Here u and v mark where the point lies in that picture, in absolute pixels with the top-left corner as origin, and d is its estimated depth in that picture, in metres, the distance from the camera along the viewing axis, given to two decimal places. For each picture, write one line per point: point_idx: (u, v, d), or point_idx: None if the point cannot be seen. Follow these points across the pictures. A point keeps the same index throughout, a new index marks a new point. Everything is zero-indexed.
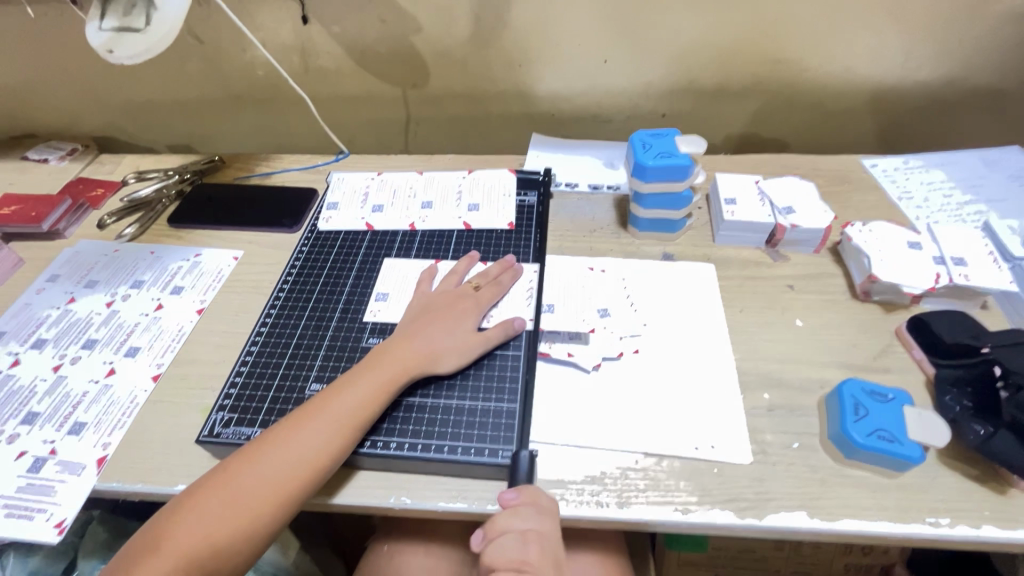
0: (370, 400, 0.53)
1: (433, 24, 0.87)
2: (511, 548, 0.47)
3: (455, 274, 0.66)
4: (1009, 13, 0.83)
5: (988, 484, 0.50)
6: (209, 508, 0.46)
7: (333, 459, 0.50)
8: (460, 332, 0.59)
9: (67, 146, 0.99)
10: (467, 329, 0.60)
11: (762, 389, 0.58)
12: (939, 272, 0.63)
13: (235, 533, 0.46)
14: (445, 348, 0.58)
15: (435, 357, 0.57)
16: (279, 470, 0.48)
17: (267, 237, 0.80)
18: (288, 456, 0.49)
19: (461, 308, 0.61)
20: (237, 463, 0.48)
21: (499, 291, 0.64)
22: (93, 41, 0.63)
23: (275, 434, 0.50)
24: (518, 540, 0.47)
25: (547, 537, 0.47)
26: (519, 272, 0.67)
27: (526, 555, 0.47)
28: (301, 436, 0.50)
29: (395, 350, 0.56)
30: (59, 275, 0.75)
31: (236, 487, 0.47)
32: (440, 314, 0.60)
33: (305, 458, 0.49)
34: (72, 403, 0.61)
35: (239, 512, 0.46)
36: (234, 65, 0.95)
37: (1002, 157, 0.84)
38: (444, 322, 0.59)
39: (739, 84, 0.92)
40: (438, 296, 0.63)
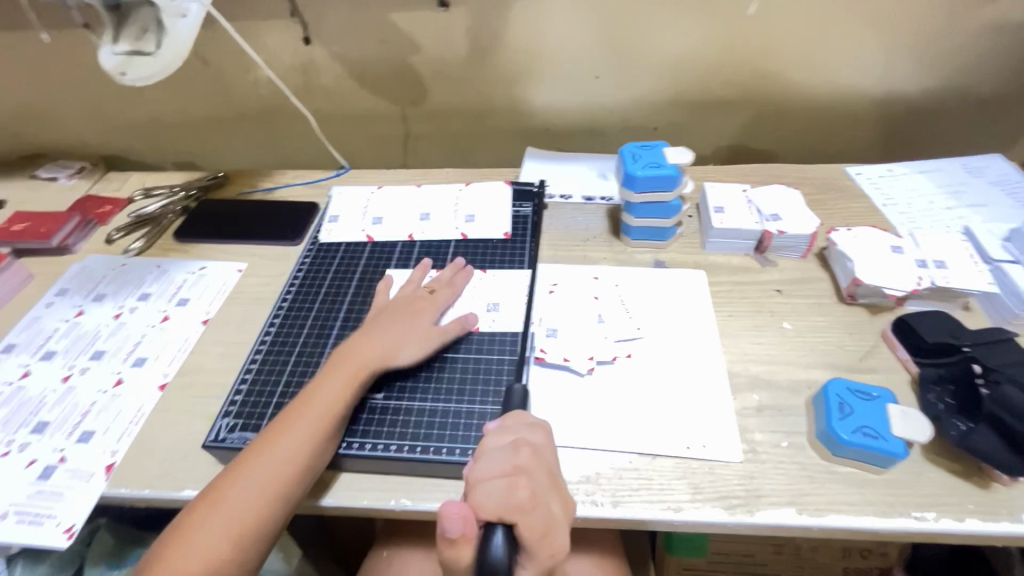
0: (346, 395, 0.55)
1: (431, 44, 0.91)
2: (500, 455, 0.42)
3: (410, 282, 0.68)
4: (983, 26, 0.86)
5: (972, 479, 0.52)
6: (212, 517, 0.48)
7: (320, 452, 0.52)
8: (420, 328, 0.62)
9: (75, 164, 1.02)
10: (423, 327, 0.62)
11: (751, 390, 0.60)
12: (921, 275, 0.65)
13: (240, 536, 0.48)
14: (402, 344, 0.60)
15: (395, 352, 0.59)
16: (271, 471, 0.50)
17: (270, 249, 0.82)
18: (279, 457, 0.51)
19: (417, 307, 0.64)
20: (232, 472, 0.50)
21: (452, 292, 0.68)
22: (104, 63, 0.66)
23: (257, 445, 0.52)
24: (509, 448, 0.43)
25: (538, 451, 0.44)
26: (470, 273, 0.71)
27: (519, 459, 0.42)
28: (286, 436, 0.52)
29: (353, 350, 0.59)
30: (68, 289, 0.77)
31: (235, 493, 0.49)
32: (395, 314, 0.63)
33: (294, 455, 0.51)
34: (81, 411, 0.62)
35: (240, 517, 0.48)
36: (238, 85, 0.98)
37: (983, 164, 0.86)
38: (402, 321, 0.62)
39: (726, 97, 0.96)
40: (392, 301, 0.66)
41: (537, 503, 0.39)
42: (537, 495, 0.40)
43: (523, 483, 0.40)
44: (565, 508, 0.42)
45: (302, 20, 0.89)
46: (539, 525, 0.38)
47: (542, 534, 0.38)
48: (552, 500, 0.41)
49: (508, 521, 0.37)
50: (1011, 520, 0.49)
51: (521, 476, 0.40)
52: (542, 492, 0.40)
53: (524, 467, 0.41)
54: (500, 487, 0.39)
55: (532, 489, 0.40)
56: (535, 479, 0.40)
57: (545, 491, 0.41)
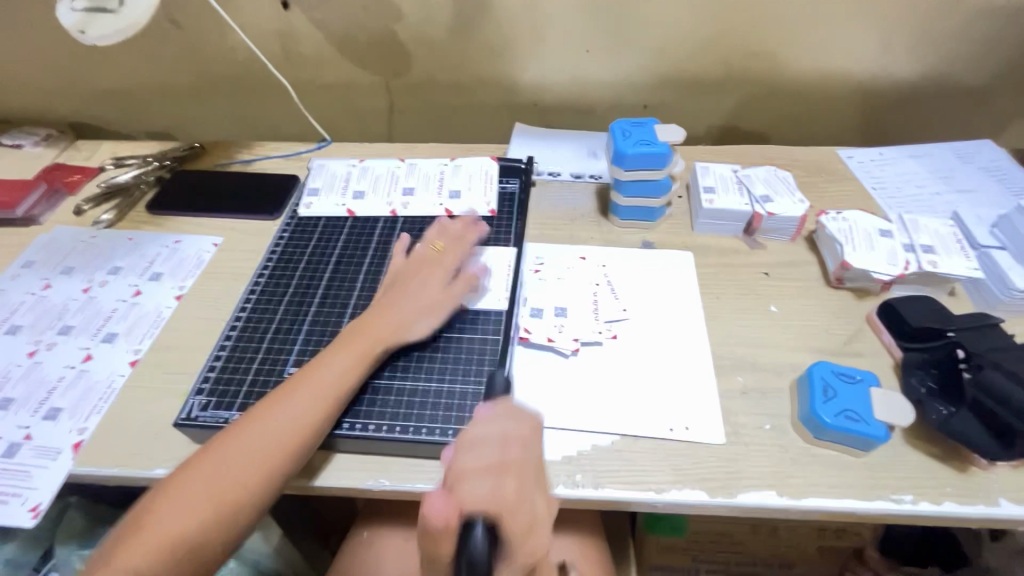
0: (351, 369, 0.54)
1: (417, 12, 0.87)
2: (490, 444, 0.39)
3: (425, 241, 0.67)
4: (981, 8, 0.84)
5: (950, 463, 0.52)
6: (197, 488, 0.46)
7: (312, 431, 0.50)
8: (431, 293, 0.61)
9: (42, 131, 0.97)
10: (435, 291, 0.61)
11: (736, 372, 0.60)
12: (908, 259, 0.64)
13: (219, 512, 0.46)
14: (417, 310, 0.59)
15: (405, 325, 0.58)
16: (262, 446, 0.48)
17: (248, 224, 0.79)
18: (270, 430, 0.49)
19: (431, 273, 0.63)
20: (221, 441, 0.49)
21: (466, 255, 0.66)
22: (63, 22, 0.62)
23: (256, 412, 0.51)
24: (498, 444, 0.40)
25: (527, 446, 0.41)
26: (483, 228, 0.69)
27: (506, 455, 0.38)
28: (281, 408, 0.50)
29: (371, 321, 0.58)
30: (34, 261, 0.74)
31: (222, 463, 0.47)
32: (410, 281, 0.62)
33: (287, 431, 0.49)
34: (47, 388, 0.60)
35: (224, 490, 0.46)
36: (215, 51, 0.94)
37: (973, 149, 0.86)
38: (412, 289, 0.61)
39: (720, 76, 0.93)
40: (407, 263, 0.65)
41: (525, 501, 0.36)
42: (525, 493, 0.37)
43: (511, 481, 0.37)
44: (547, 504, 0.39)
45: None
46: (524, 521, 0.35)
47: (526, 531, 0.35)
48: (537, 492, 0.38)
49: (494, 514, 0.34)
50: (987, 503, 0.49)
51: (508, 474, 0.37)
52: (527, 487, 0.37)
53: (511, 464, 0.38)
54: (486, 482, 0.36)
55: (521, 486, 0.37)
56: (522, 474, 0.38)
57: (531, 486, 0.38)
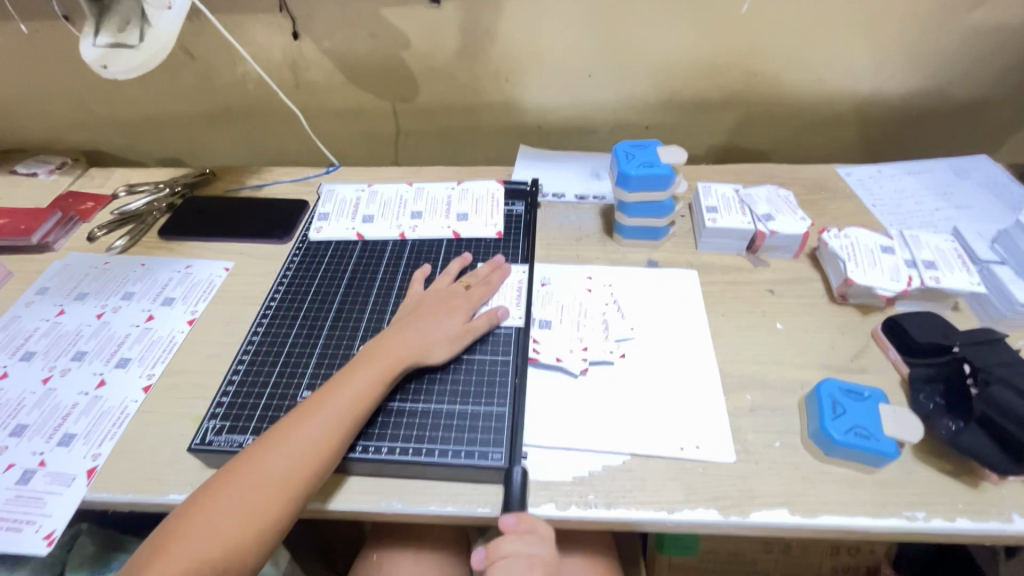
0: (372, 389, 0.55)
1: (423, 40, 0.89)
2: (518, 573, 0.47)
3: (447, 275, 0.69)
4: (973, 29, 0.87)
5: (962, 478, 0.52)
6: (218, 507, 0.47)
7: (331, 453, 0.50)
8: (452, 325, 0.61)
9: (56, 160, 0.99)
10: (457, 322, 0.62)
11: (744, 390, 0.60)
12: (911, 275, 0.65)
13: (240, 536, 0.46)
14: (437, 339, 0.60)
15: (427, 350, 0.59)
16: (281, 466, 0.49)
17: (258, 247, 0.81)
18: (289, 452, 0.49)
19: (453, 303, 0.64)
20: (243, 462, 0.50)
21: (489, 290, 0.67)
22: (86, 57, 0.64)
23: (275, 433, 0.51)
24: (524, 566, 0.47)
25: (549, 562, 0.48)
26: (508, 270, 0.70)
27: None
28: (302, 429, 0.51)
29: (391, 343, 0.58)
30: (48, 288, 0.75)
31: (245, 484, 0.48)
32: (434, 309, 0.63)
33: (306, 451, 0.50)
34: (61, 414, 0.61)
35: (248, 512, 0.47)
36: (226, 79, 0.97)
37: (970, 165, 0.87)
38: (437, 317, 0.62)
39: (719, 97, 0.96)
40: (429, 294, 0.66)
41: None
42: None
43: None
44: None
45: (291, 14, 0.87)
46: None
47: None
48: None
49: None
50: (1001, 519, 0.49)
51: None
52: None
53: None
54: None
55: None
56: None
57: None
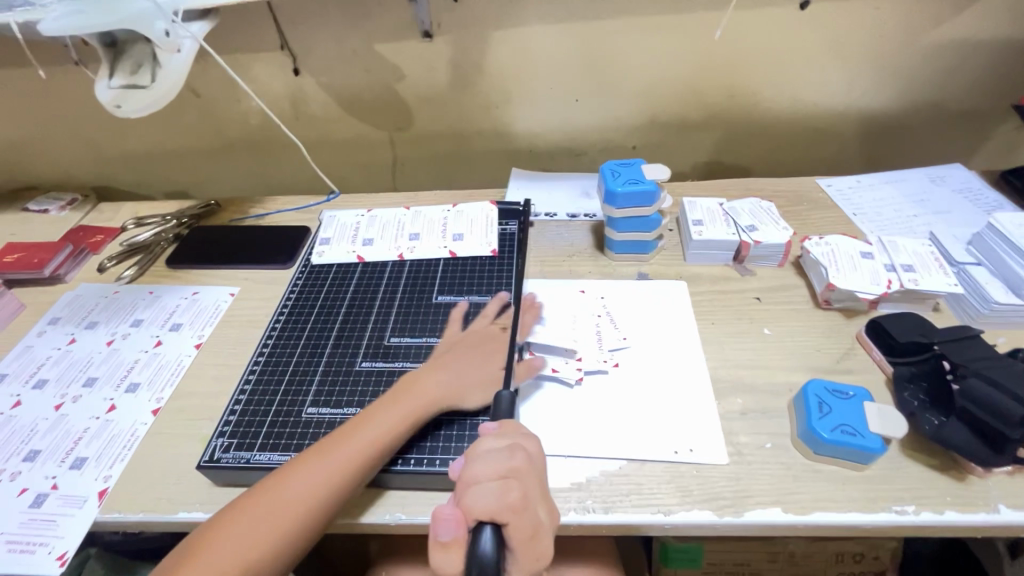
0: (403, 419, 0.56)
1: (416, 72, 0.94)
2: (499, 453, 0.42)
3: (485, 316, 0.69)
4: (937, 45, 0.91)
5: (948, 472, 0.54)
6: (240, 525, 0.48)
7: (353, 479, 0.52)
8: (489, 372, 0.61)
9: (66, 196, 1.03)
10: (494, 369, 0.62)
11: (735, 394, 0.62)
12: (891, 278, 0.68)
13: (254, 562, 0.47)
14: (470, 384, 0.60)
15: (460, 393, 0.59)
16: (305, 491, 0.50)
17: (262, 273, 0.84)
18: (317, 478, 0.51)
19: (492, 347, 0.64)
20: (269, 485, 0.51)
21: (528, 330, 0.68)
22: (101, 98, 0.68)
23: (304, 458, 0.53)
24: (505, 450, 0.42)
25: (532, 458, 0.43)
26: (540, 310, 0.71)
27: (514, 461, 0.42)
28: (326, 454, 0.52)
29: (423, 383, 0.59)
30: (59, 318, 0.78)
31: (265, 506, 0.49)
32: (471, 352, 0.63)
33: (331, 480, 0.51)
34: (73, 438, 0.62)
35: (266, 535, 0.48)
36: (230, 115, 1.01)
37: (945, 173, 0.91)
38: (471, 359, 0.62)
39: (701, 117, 1.00)
40: (469, 335, 0.66)
41: (526, 508, 0.39)
42: (527, 501, 0.39)
43: (515, 487, 0.40)
44: (549, 516, 0.42)
45: (292, 52, 0.92)
46: (527, 529, 0.38)
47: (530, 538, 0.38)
48: (540, 507, 0.40)
49: (500, 520, 0.37)
50: (988, 510, 0.51)
51: (514, 479, 0.40)
52: (532, 498, 0.40)
53: (518, 471, 0.41)
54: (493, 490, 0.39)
55: (523, 492, 0.40)
56: (526, 484, 0.41)
57: (534, 497, 0.40)
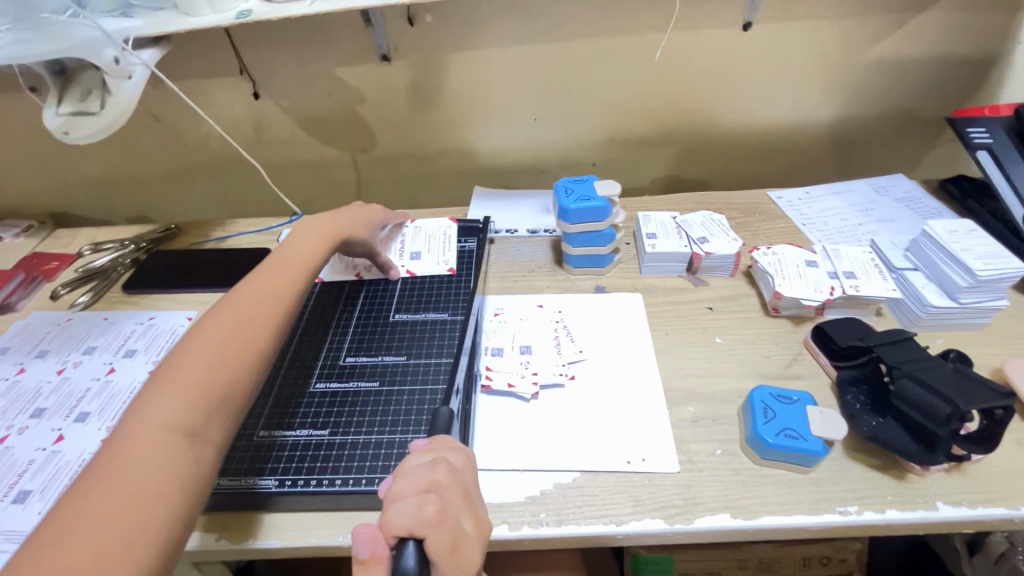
0: (290, 280, 0.59)
1: (376, 94, 0.96)
2: (419, 468, 0.41)
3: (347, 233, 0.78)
4: (874, 62, 0.96)
5: (889, 472, 0.55)
6: (135, 444, 0.41)
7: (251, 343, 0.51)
8: (361, 211, 0.78)
9: (22, 223, 1.01)
10: (363, 212, 0.78)
11: (687, 403, 0.63)
12: (833, 285, 0.70)
13: (240, 361, 0.49)
14: (355, 219, 0.75)
15: (344, 227, 0.72)
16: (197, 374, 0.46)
17: (221, 297, 0.83)
18: (208, 363, 0.48)
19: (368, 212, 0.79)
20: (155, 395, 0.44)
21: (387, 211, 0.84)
22: (48, 124, 0.68)
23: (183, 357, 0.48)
24: (427, 464, 0.42)
25: (457, 470, 0.43)
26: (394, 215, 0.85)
27: (435, 474, 0.41)
28: (243, 316, 0.53)
29: (295, 262, 0.63)
30: (8, 348, 0.76)
31: (208, 339, 0.49)
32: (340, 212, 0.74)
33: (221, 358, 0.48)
34: (17, 472, 0.61)
35: (238, 338, 0.51)
36: (190, 139, 1.01)
37: (888, 183, 0.95)
38: (352, 214, 0.76)
39: (656, 133, 1.03)
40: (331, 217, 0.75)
41: (447, 520, 0.38)
42: (448, 511, 0.39)
43: (435, 498, 0.39)
44: (478, 526, 0.41)
45: (251, 77, 0.93)
46: (449, 541, 0.38)
47: (454, 550, 0.38)
48: (464, 517, 0.40)
49: (419, 534, 0.37)
50: (926, 508, 0.52)
51: (434, 492, 0.40)
52: (455, 509, 0.40)
53: (438, 483, 0.41)
54: (413, 504, 0.38)
55: (442, 505, 0.39)
56: (447, 496, 0.40)
57: (457, 508, 0.40)
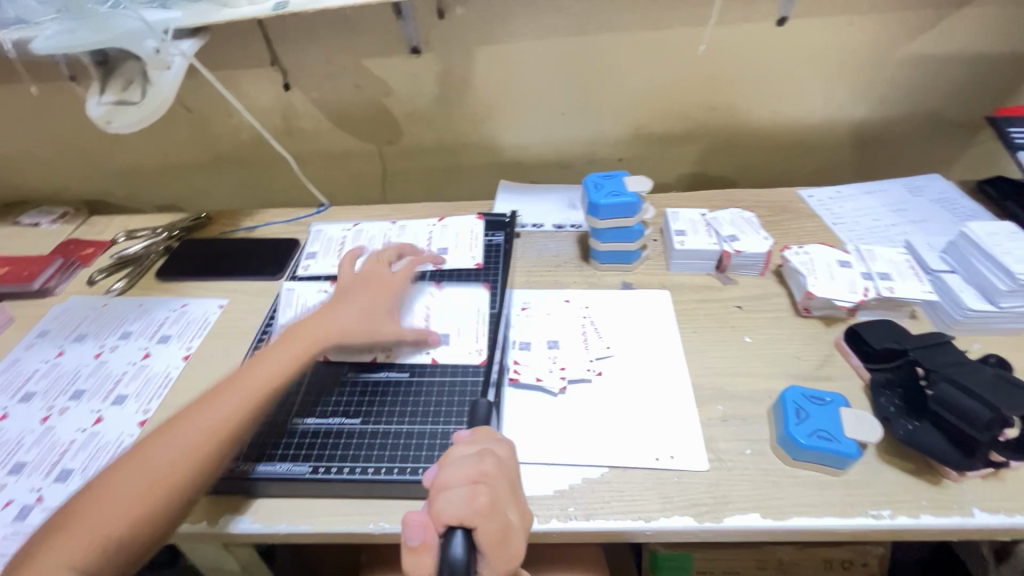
0: (263, 386, 0.56)
1: (404, 86, 0.96)
2: (468, 458, 0.42)
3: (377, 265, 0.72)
4: (912, 59, 0.94)
5: (924, 476, 0.55)
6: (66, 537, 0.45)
7: (208, 452, 0.51)
8: (386, 303, 0.67)
9: (58, 210, 1.04)
10: (385, 296, 0.67)
11: (716, 402, 0.63)
12: (867, 286, 0.69)
13: (173, 487, 0.49)
14: (369, 326, 0.64)
15: (359, 327, 0.63)
16: (139, 474, 0.48)
17: (252, 285, 0.84)
18: (153, 461, 0.49)
19: (382, 287, 0.68)
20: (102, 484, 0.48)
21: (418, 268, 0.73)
22: (91, 113, 0.69)
23: (146, 444, 0.51)
24: (475, 456, 0.43)
25: (504, 462, 0.44)
26: (431, 260, 0.76)
27: (484, 466, 0.42)
28: (205, 421, 0.52)
29: (307, 327, 0.62)
30: (48, 331, 0.78)
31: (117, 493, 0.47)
32: (362, 288, 0.67)
33: (165, 458, 0.50)
34: (59, 451, 0.63)
35: (146, 492, 0.48)
36: (221, 129, 1.03)
37: (923, 183, 0.93)
38: (354, 300, 0.66)
39: (685, 129, 1.02)
40: (358, 277, 0.69)
41: (496, 511, 0.39)
42: (496, 503, 0.40)
43: (485, 490, 0.40)
44: (522, 518, 0.42)
45: (282, 68, 0.94)
46: (496, 531, 0.39)
47: (502, 541, 0.39)
48: (511, 509, 0.41)
49: (469, 524, 0.38)
50: (962, 514, 0.52)
51: (483, 484, 0.41)
52: (502, 501, 0.41)
53: (488, 475, 0.41)
54: (463, 494, 0.39)
55: (492, 497, 0.40)
56: (496, 488, 0.41)
57: (505, 500, 0.41)
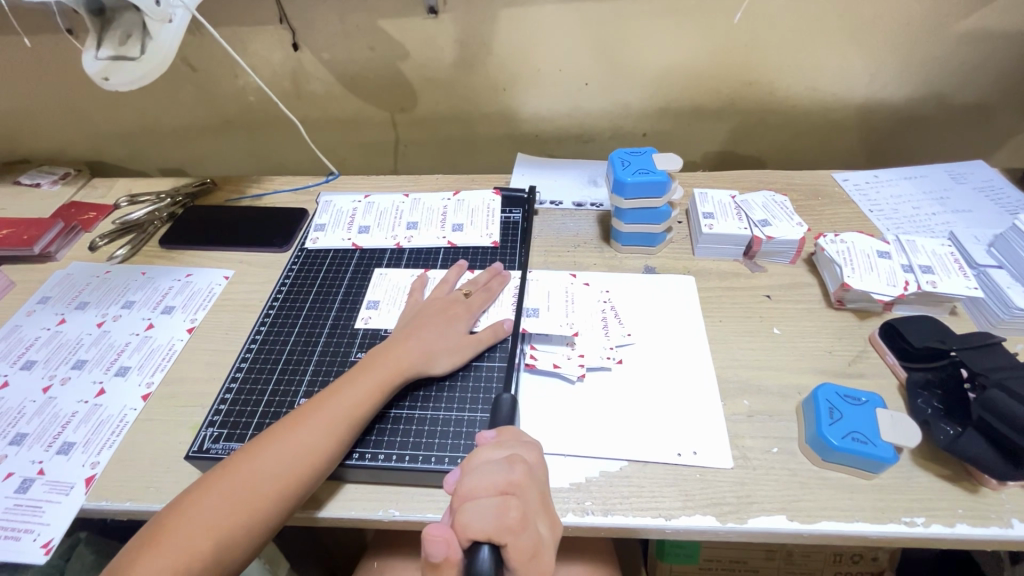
0: (347, 420, 0.53)
1: (420, 49, 0.90)
2: (498, 468, 0.41)
3: (446, 283, 0.68)
4: (967, 35, 0.87)
5: (961, 484, 0.52)
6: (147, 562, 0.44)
7: (290, 490, 0.49)
8: (456, 335, 0.62)
9: (60, 170, 1.00)
10: (459, 332, 0.62)
11: (742, 396, 0.60)
12: (907, 280, 0.65)
13: (249, 521, 0.47)
14: (440, 350, 0.60)
15: (430, 358, 0.59)
16: (221, 505, 0.47)
17: (259, 256, 0.81)
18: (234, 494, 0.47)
19: (453, 312, 0.64)
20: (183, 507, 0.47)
21: (489, 298, 0.67)
22: (87, 68, 0.65)
23: (227, 469, 0.49)
24: (505, 463, 0.42)
25: (532, 469, 0.44)
26: (506, 279, 0.70)
27: (513, 475, 0.41)
28: (289, 455, 0.50)
29: (393, 353, 0.58)
30: (49, 297, 0.76)
31: (205, 510, 0.46)
32: (436, 315, 0.63)
33: (247, 494, 0.48)
34: (61, 422, 0.61)
35: (238, 510, 0.47)
36: (227, 91, 0.98)
37: (967, 170, 0.87)
38: (436, 326, 0.62)
39: (715, 104, 0.96)
40: (430, 303, 0.65)
41: (527, 526, 0.39)
42: (527, 517, 0.40)
43: (515, 503, 0.40)
44: (550, 529, 0.42)
45: (291, 27, 0.89)
46: (528, 546, 0.39)
47: (531, 557, 0.38)
48: (540, 522, 0.41)
49: (498, 540, 0.37)
50: (1001, 525, 0.49)
51: (513, 496, 0.40)
52: (532, 514, 0.41)
53: (517, 485, 0.41)
54: (491, 509, 0.38)
55: (522, 510, 0.39)
56: (526, 500, 0.41)
57: (535, 512, 0.41)
